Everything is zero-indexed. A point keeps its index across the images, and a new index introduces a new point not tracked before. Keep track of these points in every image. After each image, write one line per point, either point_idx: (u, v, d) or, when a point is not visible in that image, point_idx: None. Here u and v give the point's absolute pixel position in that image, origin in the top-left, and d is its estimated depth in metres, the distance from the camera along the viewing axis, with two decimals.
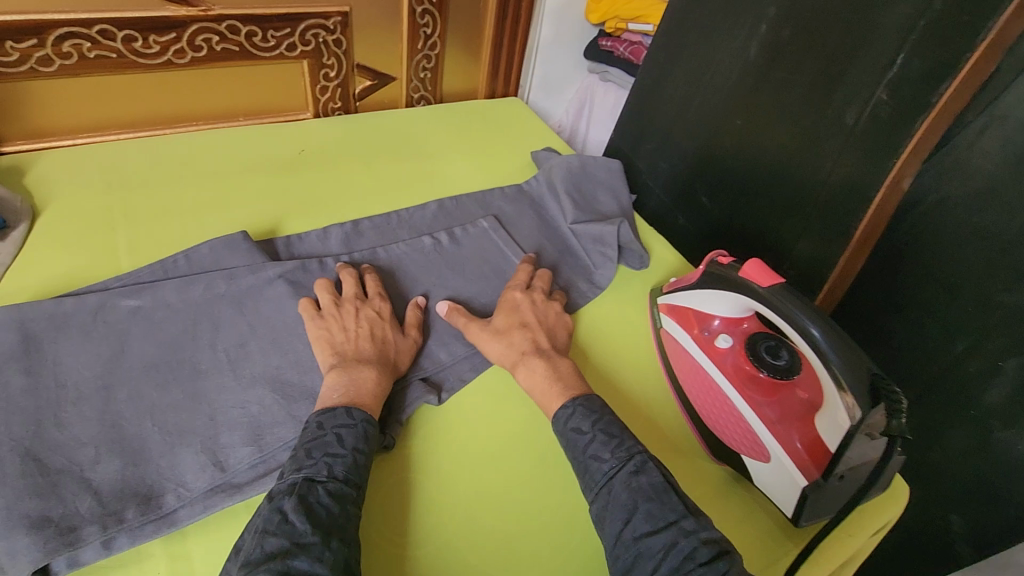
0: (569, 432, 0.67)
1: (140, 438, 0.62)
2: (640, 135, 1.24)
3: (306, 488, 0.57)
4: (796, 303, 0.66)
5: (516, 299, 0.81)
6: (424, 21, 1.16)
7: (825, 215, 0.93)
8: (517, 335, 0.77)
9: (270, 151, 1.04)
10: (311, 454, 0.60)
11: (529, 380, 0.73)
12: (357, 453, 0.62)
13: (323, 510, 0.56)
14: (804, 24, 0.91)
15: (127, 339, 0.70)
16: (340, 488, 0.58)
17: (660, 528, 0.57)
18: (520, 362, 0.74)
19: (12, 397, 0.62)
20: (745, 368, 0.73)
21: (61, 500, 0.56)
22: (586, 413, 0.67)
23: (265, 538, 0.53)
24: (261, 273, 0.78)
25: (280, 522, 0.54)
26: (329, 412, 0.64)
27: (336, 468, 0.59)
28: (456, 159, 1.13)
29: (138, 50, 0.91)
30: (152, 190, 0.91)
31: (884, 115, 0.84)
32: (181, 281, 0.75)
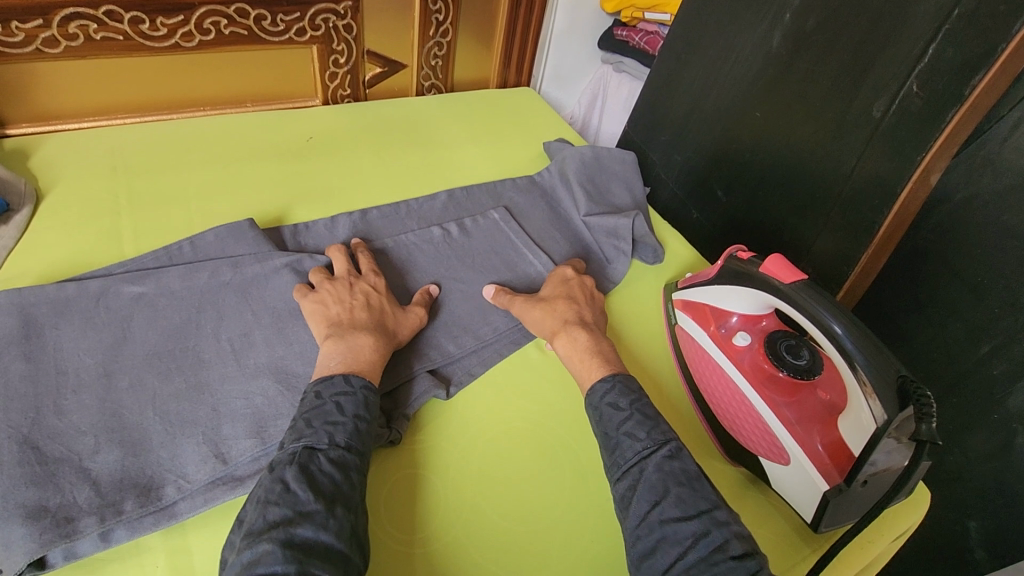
0: (604, 407, 0.65)
1: (140, 428, 0.61)
2: (655, 127, 1.22)
3: (307, 457, 0.55)
4: (821, 301, 0.63)
5: (567, 273, 0.83)
6: (436, 7, 1.14)
7: (848, 210, 0.90)
8: (562, 305, 0.77)
9: (278, 138, 1.02)
10: (311, 423, 0.58)
11: (568, 348, 0.72)
12: (357, 420, 0.60)
13: (325, 478, 0.54)
14: (831, 13, 0.88)
15: (129, 325, 0.68)
16: (341, 456, 0.57)
17: (689, 516, 0.55)
18: (561, 331, 0.74)
19: (12, 383, 0.61)
20: (765, 367, 0.70)
21: (59, 491, 0.55)
22: (623, 391, 0.66)
23: (267, 508, 0.51)
24: (267, 262, 0.76)
25: (282, 492, 0.52)
26: (327, 380, 0.62)
27: (337, 436, 0.58)
28: (468, 149, 1.11)
29: (145, 33, 0.89)
30: (158, 176, 0.89)
31: (913, 107, 0.80)
32: (186, 268, 0.73)
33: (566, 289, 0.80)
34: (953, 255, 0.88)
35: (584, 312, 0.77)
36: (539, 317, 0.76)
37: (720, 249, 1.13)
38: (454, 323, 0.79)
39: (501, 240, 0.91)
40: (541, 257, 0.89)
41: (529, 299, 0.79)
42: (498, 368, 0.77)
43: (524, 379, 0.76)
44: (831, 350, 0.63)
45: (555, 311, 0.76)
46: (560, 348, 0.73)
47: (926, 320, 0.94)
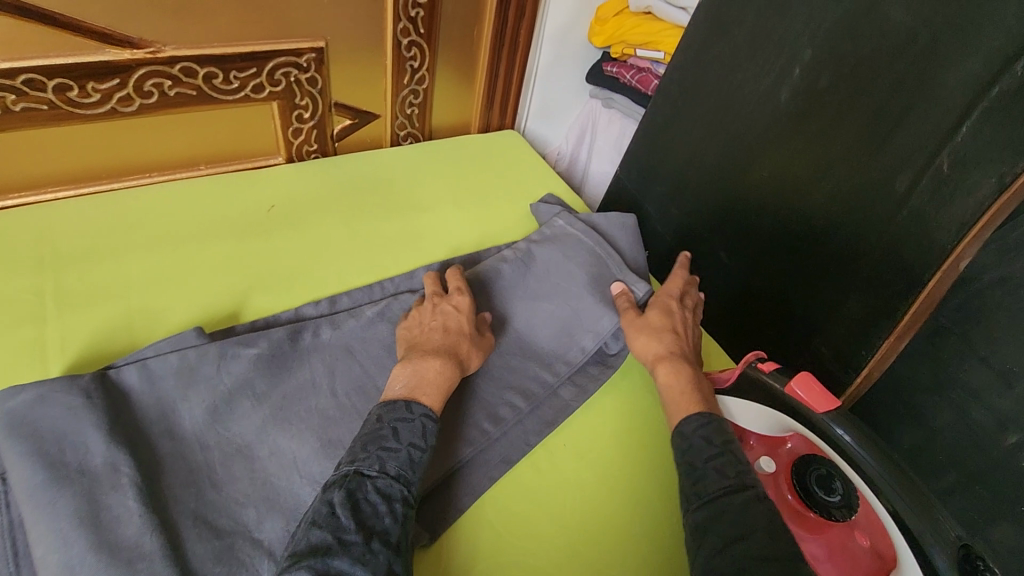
0: (696, 440, 0.61)
1: (230, 514, 0.59)
2: (651, 176, 1.13)
3: (356, 483, 0.56)
4: (861, 441, 0.59)
5: (673, 302, 0.79)
6: (411, 54, 1.04)
7: (866, 290, 0.82)
8: (670, 337, 0.74)
9: (234, 209, 0.90)
10: (365, 447, 0.59)
11: (670, 378, 0.69)
12: (412, 448, 0.60)
13: (370, 508, 0.55)
14: (846, 72, 0.79)
15: (244, 389, 0.67)
16: (388, 486, 0.57)
17: (774, 555, 0.49)
18: (665, 359, 0.71)
19: (98, 469, 0.56)
20: (794, 503, 0.62)
21: (242, 563, 0.56)
22: (718, 430, 0.62)
23: (311, 530, 0.53)
24: (229, 369, 0.67)
25: (327, 515, 0.53)
26: (390, 404, 0.63)
27: (388, 464, 0.58)
28: (450, 212, 1.01)
29: (74, 100, 0.79)
30: (91, 266, 0.78)
31: (941, 187, 0.72)
32: (240, 341, 0.69)
33: (670, 322, 0.76)
34: (980, 339, 0.81)
35: (683, 348, 0.73)
36: (642, 344, 0.74)
37: (725, 316, 1.05)
38: (495, 368, 0.77)
39: (578, 254, 0.88)
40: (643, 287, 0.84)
41: (635, 322, 0.77)
42: (488, 498, 0.67)
43: (517, 507, 0.67)
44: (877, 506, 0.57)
45: (661, 344, 0.73)
46: (661, 376, 0.70)
47: (947, 403, 0.87)
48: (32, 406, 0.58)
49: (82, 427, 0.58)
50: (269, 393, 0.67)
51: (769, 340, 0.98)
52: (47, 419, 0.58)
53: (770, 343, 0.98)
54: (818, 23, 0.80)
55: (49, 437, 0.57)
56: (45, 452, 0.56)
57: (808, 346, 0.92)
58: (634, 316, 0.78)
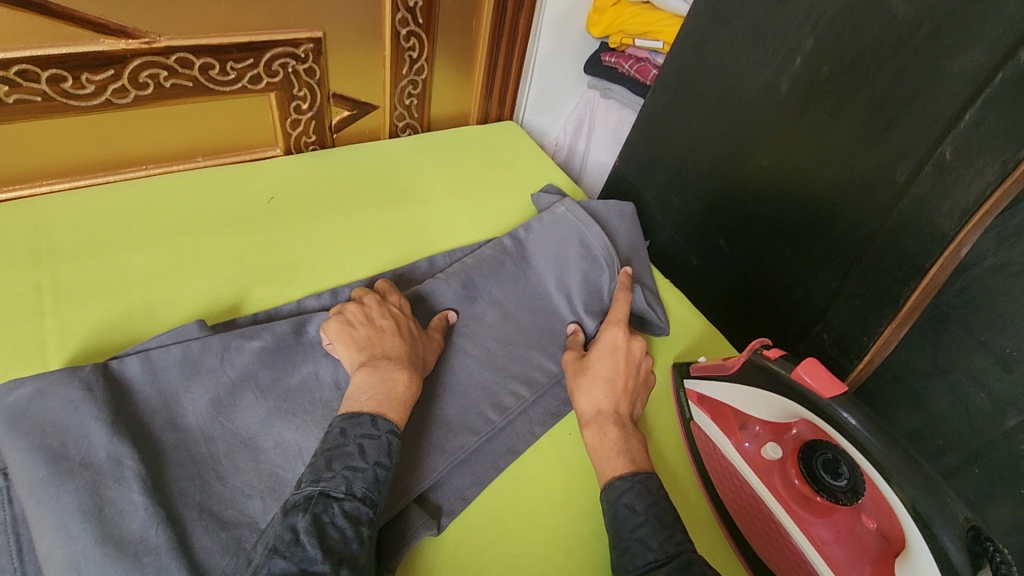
0: (620, 507, 0.60)
1: (237, 507, 0.59)
2: (650, 166, 1.13)
3: (322, 506, 0.54)
4: (872, 431, 0.56)
5: (617, 341, 0.74)
6: (409, 44, 1.03)
7: (866, 276, 0.82)
8: (605, 389, 0.70)
9: (233, 201, 0.89)
10: (330, 465, 0.57)
11: (596, 441, 0.67)
12: (378, 466, 0.58)
13: (336, 533, 0.53)
14: (847, 61, 0.78)
15: (246, 382, 0.66)
16: (355, 508, 0.55)
17: None
18: (593, 420, 0.68)
19: (101, 462, 0.56)
20: (800, 487, 0.65)
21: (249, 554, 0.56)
22: (643, 492, 0.61)
23: (273, 558, 0.50)
24: (234, 362, 0.66)
25: (291, 543, 0.51)
26: (354, 418, 0.61)
27: (355, 484, 0.56)
28: (449, 202, 1.00)
29: (68, 91, 0.77)
30: (87, 260, 0.77)
31: (942, 174, 0.72)
32: (243, 334, 0.68)
33: (612, 366, 0.72)
34: (979, 324, 0.81)
35: (621, 398, 0.70)
36: (580, 396, 0.71)
37: (726, 304, 1.06)
38: (501, 357, 0.78)
39: (572, 242, 0.88)
40: (615, 279, 0.84)
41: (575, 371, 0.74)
42: (493, 487, 0.67)
43: (522, 496, 0.67)
44: (889, 495, 0.55)
45: (597, 397, 0.70)
46: (588, 438, 0.67)
47: (946, 387, 0.87)
48: (32, 399, 0.57)
49: (85, 419, 0.57)
50: (275, 385, 0.67)
51: (769, 327, 0.99)
52: (47, 413, 0.57)
53: (771, 331, 0.99)
54: (821, 12, 0.80)
55: (50, 431, 0.56)
56: (45, 447, 0.55)
57: (808, 333, 0.93)
58: (575, 362, 0.75)
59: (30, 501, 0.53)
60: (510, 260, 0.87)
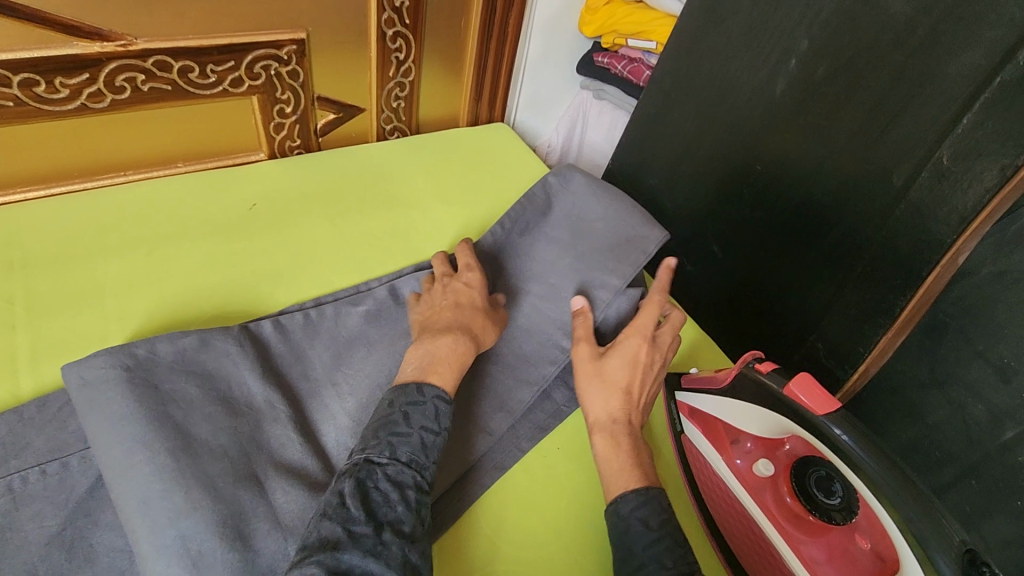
0: (633, 522, 0.57)
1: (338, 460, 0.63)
2: (643, 169, 1.11)
3: (365, 471, 0.53)
4: (864, 449, 0.55)
5: (639, 352, 0.69)
6: (396, 45, 1.00)
7: (861, 285, 0.81)
8: (619, 400, 0.66)
9: (213, 207, 0.87)
10: (376, 434, 0.57)
11: (610, 450, 0.64)
12: (424, 432, 0.58)
13: (382, 497, 0.53)
14: (842, 63, 0.76)
15: (358, 342, 0.73)
16: (400, 473, 0.55)
17: None
18: (604, 428, 0.65)
19: (259, 404, 0.62)
20: (792, 505, 0.64)
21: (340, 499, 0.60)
22: (658, 509, 0.58)
23: (322, 521, 0.50)
24: (344, 321, 0.74)
25: (338, 506, 0.51)
26: (401, 388, 0.60)
27: (400, 449, 0.56)
28: (436, 208, 0.98)
29: (41, 96, 0.75)
30: (63, 269, 0.74)
31: (940, 180, 0.70)
32: (347, 301, 0.76)
33: (629, 376, 0.67)
34: (977, 332, 0.79)
35: (634, 408, 0.66)
36: (591, 403, 0.67)
37: (720, 311, 1.04)
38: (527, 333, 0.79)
39: (587, 214, 0.86)
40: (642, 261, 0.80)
41: (592, 375, 0.68)
42: (480, 505, 0.65)
43: (509, 513, 0.65)
44: (882, 516, 0.53)
45: (609, 407, 0.66)
46: (599, 445, 0.64)
47: (944, 398, 0.85)
48: (197, 347, 0.63)
49: (240, 367, 0.63)
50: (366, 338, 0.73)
51: (763, 336, 0.97)
52: (207, 361, 0.63)
53: (765, 340, 0.97)
54: (816, 13, 0.77)
55: (211, 376, 0.62)
56: (196, 389, 0.60)
57: (802, 342, 0.91)
58: (589, 362, 0.69)
59: (174, 428, 0.56)
60: (554, 228, 0.87)
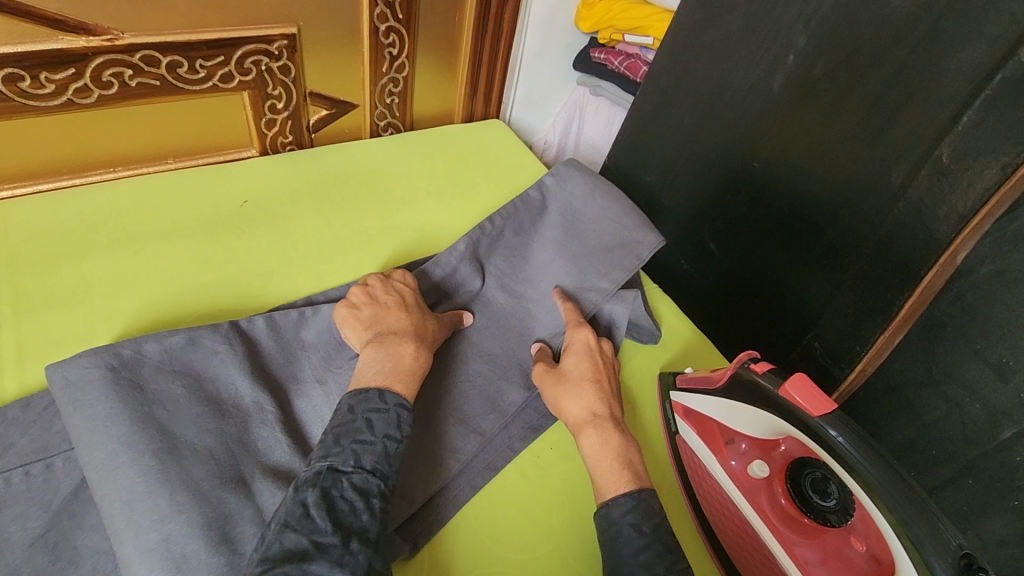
0: (624, 527, 0.57)
1: None
2: (639, 166, 1.10)
3: (330, 480, 0.53)
4: (860, 450, 0.54)
5: (590, 341, 0.72)
6: (389, 41, 0.99)
7: (860, 284, 0.80)
8: (591, 392, 0.67)
9: (201, 203, 0.86)
10: (339, 441, 0.56)
11: (595, 448, 0.63)
12: (388, 440, 0.57)
13: (346, 506, 0.52)
14: (842, 59, 0.75)
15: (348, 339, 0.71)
16: (365, 481, 0.54)
17: None
18: (588, 425, 0.65)
19: (246, 406, 0.61)
20: (786, 506, 0.63)
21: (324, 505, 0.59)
22: (648, 512, 0.57)
23: (284, 533, 0.49)
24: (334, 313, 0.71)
25: (302, 517, 0.50)
26: (361, 394, 0.60)
27: (364, 458, 0.55)
28: (430, 205, 0.97)
29: (27, 91, 0.74)
30: (48, 267, 0.73)
31: (940, 178, 0.69)
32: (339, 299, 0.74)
33: (591, 367, 0.70)
34: (975, 331, 0.78)
35: (608, 397, 0.67)
36: (567, 402, 0.67)
37: (716, 312, 1.04)
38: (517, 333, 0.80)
39: (585, 215, 0.86)
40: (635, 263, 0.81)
41: (556, 376, 0.70)
42: (470, 507, 0.64)
43: (500, 515, 0.64)
44: (877, 518, 0.52)
45: (586, 402, 0.66)
46: (586, 445, 0.64)
47: (941, 397, 0.84)
48: (184, 347, 0.62)
49: (228, 367, 0.62)
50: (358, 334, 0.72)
51: (759, 336, 0.97)
52: (195, 361, 0.61)
53: (761, 339, 0.97)
54: (815, 8, 0.76)
55: (198, 377, 0.61)
56: (183, 390, 0.59)
57: (799, 341, 0.90)
58: (546, 371, 0.71)
59: (160, 429, 0.55)
60: (550, 228, 0.87)
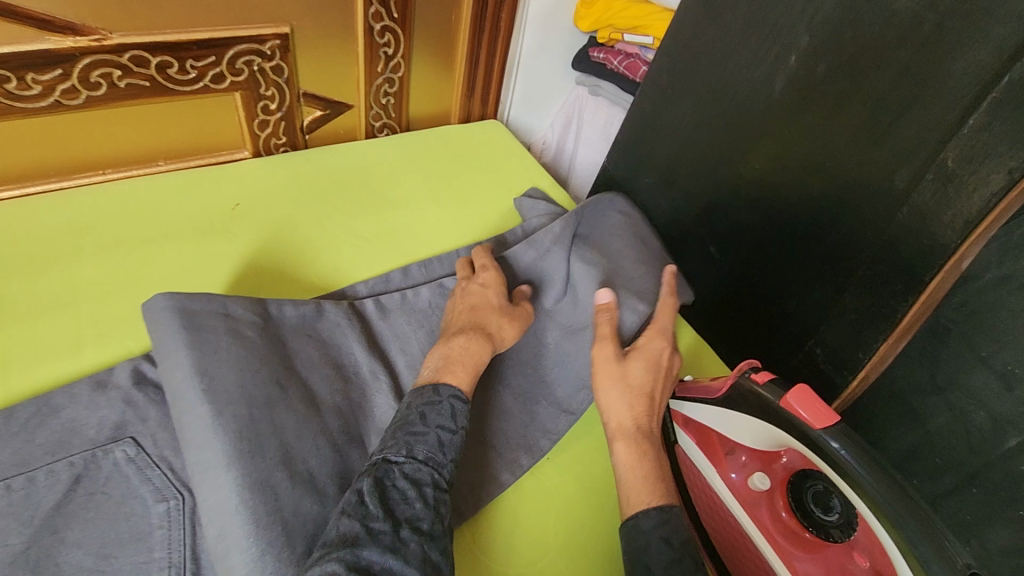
0: (654, 540, 0.55)
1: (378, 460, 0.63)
2: (638, 168, 1.09)
3: (384, 470, 0.53)
4: (864, 464, 0.53)
5: (664, 358, 0.68)
6: (384, 40, 0.98)
7: (862, 290, 0.78)
8: (646, 403, 0.65)
9: (192, 207, 0.84)
10: (393, 434, 0.56)
11: (630, 458, 0.61)
12: (441, 430, 0.57)
13: (399, 496, 0.52)
14: (844, 60, 0.73)
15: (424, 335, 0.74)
16: (417, 471, 0.54)
17: None
18: (628, 435, 0.63)
19: (356, 379, 0.67)
20: (788, 520, 0.61)
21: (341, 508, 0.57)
22: (677, 527, 0.56)
23: (340, 519, 0.50)
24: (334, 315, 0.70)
25: (356, 504, 0.51)
26: (419, 389, 0.60)
27: (417, 448, 0.55)
28: (429, 210, 0.95)
29: (13, 92, 0.72)
30: (33, 272, 0.72)
31: (945, 182, 0.68)
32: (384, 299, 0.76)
33: (653, 380, 0.67)
34: (980, 338, 0.77)
35: (655, 412, 0.65)
36: (617, 408, 0.64)
37: (716, 318, 1.02)
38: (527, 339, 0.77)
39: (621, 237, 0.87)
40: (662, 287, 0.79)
41: (617, 380, 0.66)
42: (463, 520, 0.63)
43: (495, 528, 0.63)
44: (882, 536, 0.51)
45: (634, 411, 0.64)
46: (620, 452, 0.62)
47: (945, 403, 0.83)
48: (313, 317, 0.69)
49: (349, 342, 0.69)
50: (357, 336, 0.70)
51: (759, 342, 0.95)
52: (323, 333, 0.68)
53: (760, 345, 0.95)
54: (816, 8, 0.75)
55: (326, 345, 0.68)
56: (315, 353, 0.66)
57: (800, 348, 0.89)
58: (609, 365, 0.67)
59: (232, 376, 0.58)
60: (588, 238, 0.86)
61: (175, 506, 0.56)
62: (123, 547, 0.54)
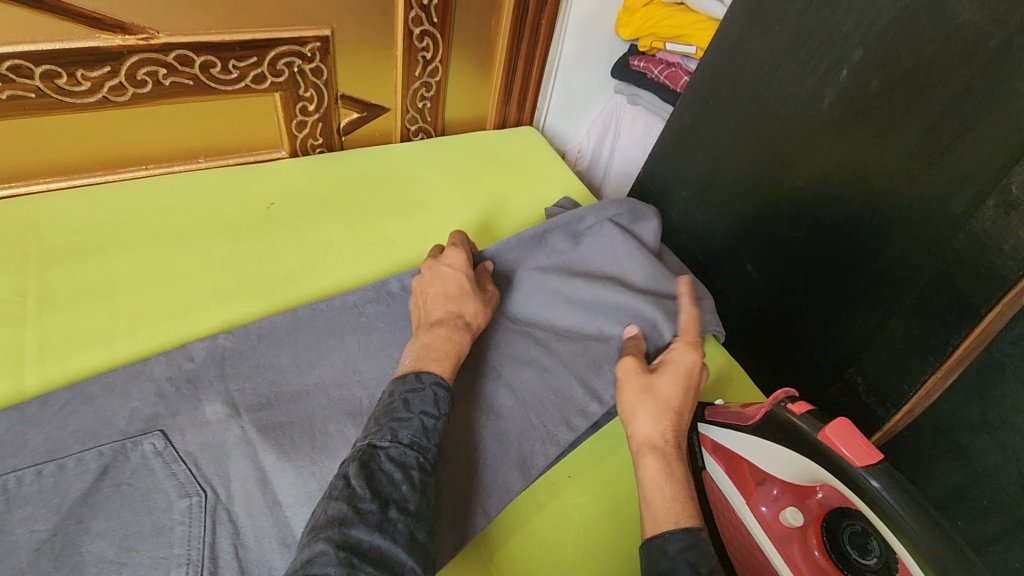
0: (681, 564, 0.52)
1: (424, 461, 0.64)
2: (674, 179, 1.06)
3: (369, 453, 0.54)
4: (906, 509, 0.49)
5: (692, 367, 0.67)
6: (422, 45, 0.98)
7: (914, 318, 0.74)
8: (674, 416, 0.64)
9: (231, 204, 0.86)
10: (377, 421, 0.57)
11: (655, 476, 0.60)
12: (424, 416, 0.58)
13: (385, 477, 0.52)
14: (900, 75, 0.69)
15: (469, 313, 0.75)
16: (402, 454, 0.54)
17: None
18: (660, 452, 0.61)
19: None
20: (821, 560, 0.58)
21: None
22: (705, 555, 0.53)
23: (328, 503, 0.50)
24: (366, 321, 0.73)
25: (342, 486, 0.51)
26: (399, 378, 0.61)
27: (400, 434, 0.56)
28: (463, 217, 0.95)
29: (63, 88, 0.74)
30: (74, 262, 0.74)
31: (1007, 209, 0.63)
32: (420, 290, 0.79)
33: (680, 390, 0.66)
34: None
35: (681, 427, 0.64)
36: (644, 424, 0.63)
37: (748, 339, 0.99)
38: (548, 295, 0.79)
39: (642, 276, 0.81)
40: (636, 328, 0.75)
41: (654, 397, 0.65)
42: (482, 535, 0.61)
43: (515, 545, 0.61)
44: None
45: (661, 425, 0.63)
46: (648, 472, 0.60)
47: None
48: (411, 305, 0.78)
49: None
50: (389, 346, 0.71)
51: (793, 367, 0.93)
52: None
53: (794, 370, 0.93)
54: (872, 20, 0.71)
55: None
56: None
57: (840, 375, 0.86)
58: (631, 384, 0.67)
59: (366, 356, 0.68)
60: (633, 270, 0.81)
61: (197, 502, 0.57)
62: (145, 540, 0.54)
